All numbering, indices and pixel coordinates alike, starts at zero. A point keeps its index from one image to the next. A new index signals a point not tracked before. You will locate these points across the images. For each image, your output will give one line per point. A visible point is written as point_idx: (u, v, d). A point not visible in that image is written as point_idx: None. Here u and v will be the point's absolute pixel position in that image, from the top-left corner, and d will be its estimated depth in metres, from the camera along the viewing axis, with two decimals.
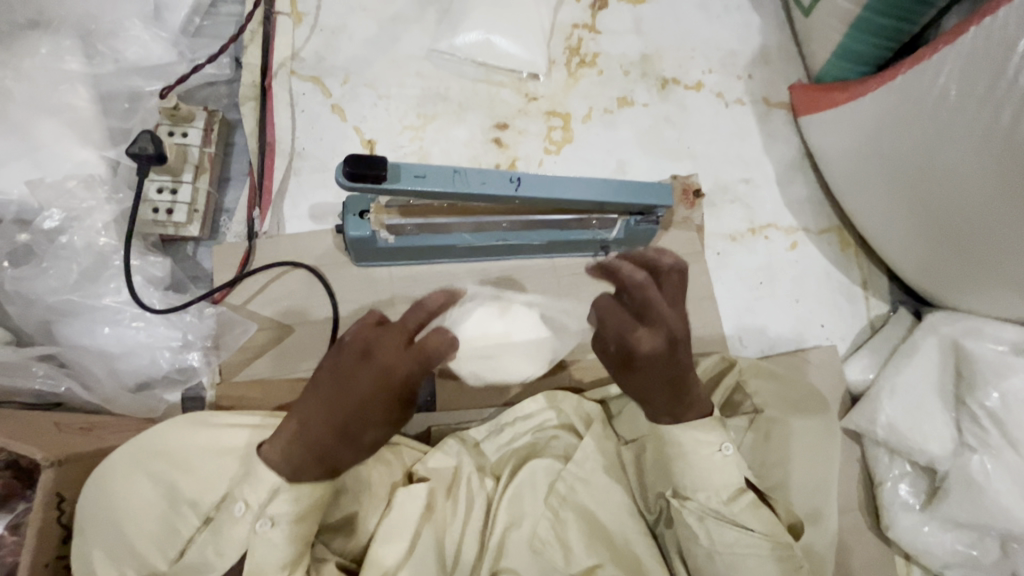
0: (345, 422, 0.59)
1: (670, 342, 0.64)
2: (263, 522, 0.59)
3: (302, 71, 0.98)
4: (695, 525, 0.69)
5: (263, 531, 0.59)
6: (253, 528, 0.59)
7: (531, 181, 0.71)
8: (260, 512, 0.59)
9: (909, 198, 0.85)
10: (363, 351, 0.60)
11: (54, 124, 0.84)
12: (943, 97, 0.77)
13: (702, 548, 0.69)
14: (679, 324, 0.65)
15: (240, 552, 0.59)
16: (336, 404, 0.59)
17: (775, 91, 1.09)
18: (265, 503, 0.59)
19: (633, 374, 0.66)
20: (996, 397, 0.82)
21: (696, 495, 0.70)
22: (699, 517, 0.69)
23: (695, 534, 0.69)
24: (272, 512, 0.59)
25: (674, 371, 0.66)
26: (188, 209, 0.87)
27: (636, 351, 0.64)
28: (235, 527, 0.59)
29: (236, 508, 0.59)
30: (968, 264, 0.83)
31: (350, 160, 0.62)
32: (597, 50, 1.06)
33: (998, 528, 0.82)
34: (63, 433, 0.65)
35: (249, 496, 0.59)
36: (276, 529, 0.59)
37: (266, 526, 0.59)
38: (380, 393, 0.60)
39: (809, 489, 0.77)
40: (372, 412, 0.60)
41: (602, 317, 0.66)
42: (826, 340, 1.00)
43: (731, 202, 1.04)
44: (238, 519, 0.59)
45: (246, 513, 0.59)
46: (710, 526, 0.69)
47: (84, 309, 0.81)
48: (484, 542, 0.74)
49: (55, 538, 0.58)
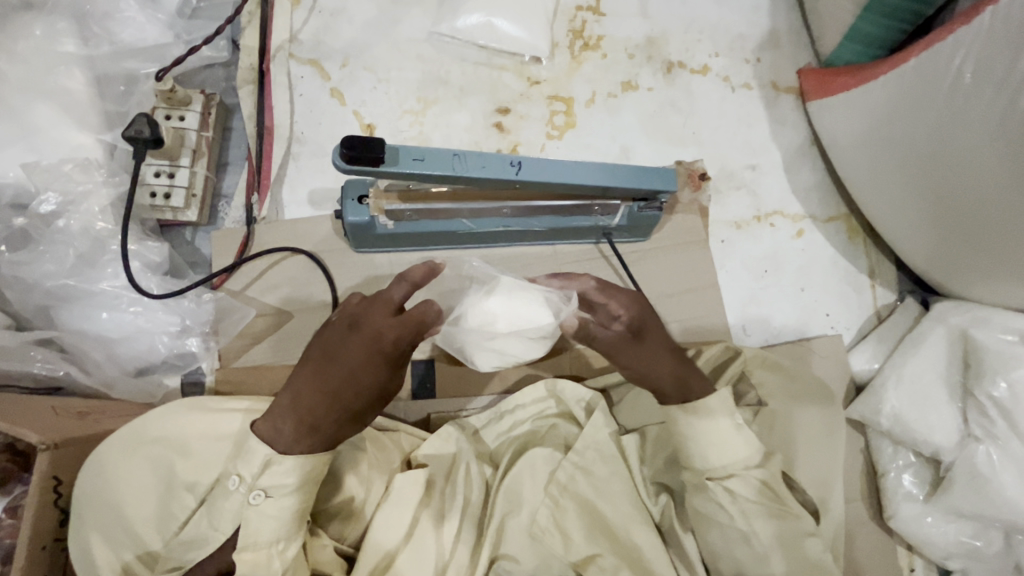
0: (333, 395, 0.59)
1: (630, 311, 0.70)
2: (256, 494, 0.58)
3: (300, 54, 0.96)
4: (731, 509, 0.68)
5: (257, 504, 0.58)
6: (247, 500, 0.58)
7: (533, 164, 0.70)
8: (252, 486, 0.58)
9: (918, 184, 0.84)
10: (351, 323, 0.61)
11: (51, 107, 0.83)
12: (958, 80, 0.74)
13: (737, 530, 0.68)
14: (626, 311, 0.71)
15: (235, 524, 0.59)
16: (323, 377, 0.60)
17: (783, 76, 1.07)
18: (257, 475, 0.59)
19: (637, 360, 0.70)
20: (1004, 387, 0.80)
21: (742, 471, 0.69)
22: (736, 498, 0.68)
23: (733, 517, 0.68)
24: (265, 483, 0.58)
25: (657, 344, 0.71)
26: (186, 194, 0.86)
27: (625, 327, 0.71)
28: (229, 498, 0.59)
29: (230, 482, 0.59)
30: (981, 254, 0.81)
31: (347, 142, 0.61)
32: (601, 33, 1.04)
33: (1003, 520, 0.81)
34: (61, 417, 0.65)
35: (242, 469, 0.59)
36: (261, 508, 0.58)
37: (259, 499, 0.58)
38: (369, 362, 0.60)
39: (814, 473, 0.76)
40: (359, 384, 0.60)
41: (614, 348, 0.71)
42: (831, 329, 0.99)
43: (737, 189, 1.02)
44: (231, 492, 0.59)
45: (240, 486, 0.59)
46: (746, 507, 0.68)
47: (82, 294, 0.80)
48: (483, 529, 0.73)
49: (52, 522, 0.58)
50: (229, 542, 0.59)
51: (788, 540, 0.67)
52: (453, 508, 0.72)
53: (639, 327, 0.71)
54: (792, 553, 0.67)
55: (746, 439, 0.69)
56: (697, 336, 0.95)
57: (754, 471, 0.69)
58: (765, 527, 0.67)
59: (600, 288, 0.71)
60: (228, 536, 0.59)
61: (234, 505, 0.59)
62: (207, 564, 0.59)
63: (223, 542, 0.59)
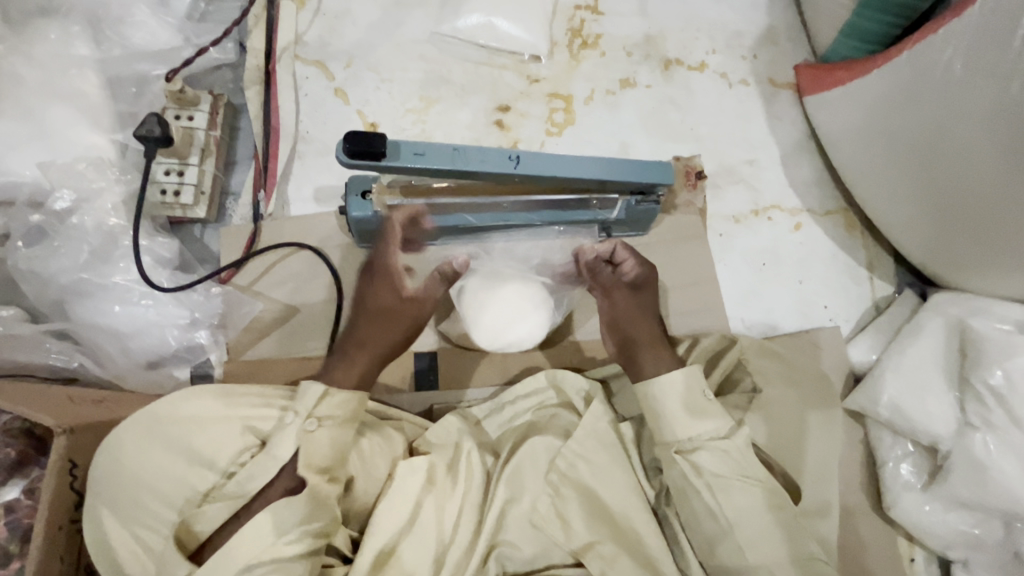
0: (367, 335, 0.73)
1: (639, 269, 0.82)
2: (311, 421, 0.65)
3: (305, 56, 0.99)
4: (698, 481, 0.70)
5: (311, 432, 0.65)
6: (303, 428, 0.65)
7: (530, 158, 0.72)
8: (307, 413, 0.66)
9: (912, 175, 0.85)
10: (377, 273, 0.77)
11: (65, 108, 0.86)
12: (949, 71, 0.76)
13: (704, 504, 0.69)
14: (638, 270, 0.82)
15: (292, 450, 0.64)
16: (364, 317, 0.75)
17: (780, 72, 1.08)
18: (313, 406, 0.66)
19: (631, 307, 0.80)
20: (1000, 375, 0.80)
21: (707, 444, 0.71)
22: (702, 472, 0.70)
23: (698, 489, 0.70)
24: (320, 412, 0.66)
25: (650, 304, 0.81)
26: (194, 191, 0.88)
27: (627, 281, 0.81)
28: (285, 432, 0.65)
29: (287, 417, 0.66)
30: (979, 243, 0.81)
31: (350, 136, 0.64)
32: (600, 31, 1.06)
33: (1003, 509, 0.80)
34: (76, 405, 0.67)
35: (299, 405, 0.66)
36: (314, 436, 0.65)
37: (314, 426, 0.65)
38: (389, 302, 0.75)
39: (799, 457, 0.78)
40: (385, 330, 0.74)
41: (611, 295, 0.81)
42: (830, 321, 0.99)
43: (735, 183, 1.03)
44: (287, 425, 0.65)
45: (296, 417, 0.65)
46: (712, 481, 0.69)
47: (96, 289, 0.82)
48: (484, 516, 0.74)
49: (67, 503, 0.62)
50: (288, 468, 0.64)
51: (784, 525, 0.68)
52: (453, 496, 0.73)
53: (641, 283, 0.81)
54: (761, 529, 0.68)
55: (715, 415, 0.72)
56: (696, 328, 0.96)
57: (721, 443, 0.71)
58: (743, 506, 0.68)
59: (628, 249, 0.82)
60: (284, 462, 0.64)
61: (289, 438, 0.64)
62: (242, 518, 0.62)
63: (280, 469, 0.64)
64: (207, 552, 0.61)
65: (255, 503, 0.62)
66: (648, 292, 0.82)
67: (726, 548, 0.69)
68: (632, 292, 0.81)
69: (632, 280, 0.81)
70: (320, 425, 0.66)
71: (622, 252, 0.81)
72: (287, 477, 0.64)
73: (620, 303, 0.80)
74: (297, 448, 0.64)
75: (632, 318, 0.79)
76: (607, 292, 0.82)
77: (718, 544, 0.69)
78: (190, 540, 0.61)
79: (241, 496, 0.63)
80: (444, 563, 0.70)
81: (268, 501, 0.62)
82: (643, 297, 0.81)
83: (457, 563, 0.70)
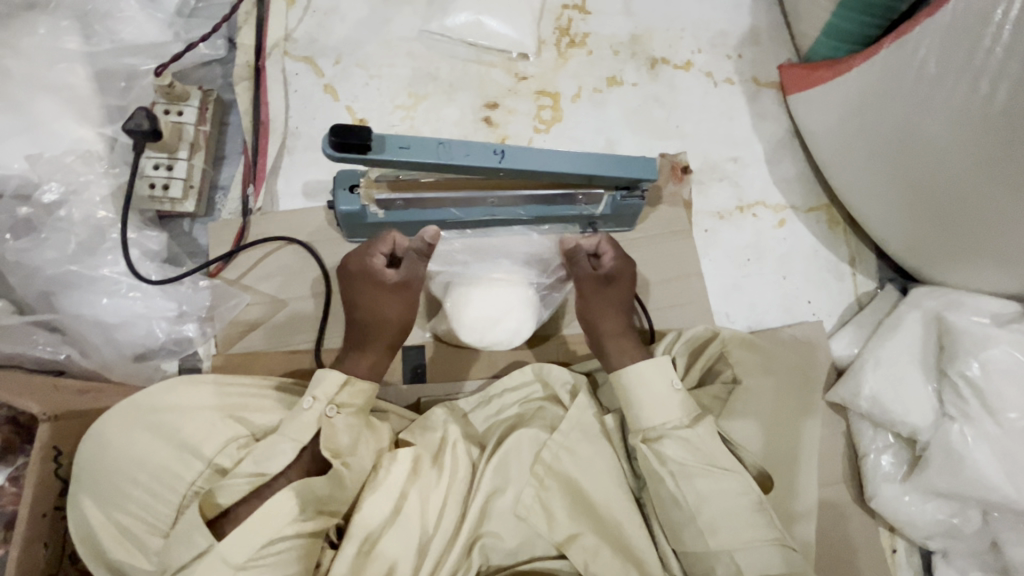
0: (375, 334, 0.76)
1: (621, 263, 0.83)
2: (331, 408, 0.68)
3: (295, 52, 1.00)
4: (663, 468, 0.72)
5: (331, 418, 0.68)
6: (323, 413, 0.67)
7: (515, 153, 0.72)
8: (328, 401, 0.68)
9: (888, 172, 0.87)
10: (357, 273, 0.77)
11: (54, 102, 0.87)
12: (923, 69, 0.78)
13: (668, 492, 0.71)
14: (616, 263, 0.83)
15: (312, 433, 0.66)
16: (359, 313, 0.76)
17: (765, 71, 1.10)
18: (333, 395, 0.68)
19: (600, 298, 0.82)
20: (977, 366, 0.82)
21: (673, 433, 0.73)
22: (667, 461, 0.72)
23: (662, 477, 0.72)
24: (340, 400, 0.69)
25: (625, 296, 0.83)
26: (184, 185, 0.89)
27: (602, 272, 0.83)
28: (304, 416, 0.67)
29: (305, 401, 0.68)
30: (952, 238, 0.83)
31: (335, 129, 0.64)
32: (587, 30, 1.07)
33: (980, 499, 0.82)
34: (61, 392, 0.68)
35: (317, 390, 0.68)
36: (334, 421, 0.68)
37: (334, 412, 0.68)
38: (379, 292, 0.76)
39: (773, 447, 0.81)
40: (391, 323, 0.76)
41: (581, 284, 0.83)
42: (813, 316, 1.01)
43: (720, 180, 1.05)
44: (308, 408, 0.67)
45: (316, 403, 0.68)
46: (675, 469, 0.71)
47: (84, 281, 0.83)
48: (467, 508, 0.74)
49: (52, 491, 0.62)
50: (310, 450, 0.67)
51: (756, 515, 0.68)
52: (438, 487, 0.74)
53: (615, 275, 0.82)
54: (725, 513, 0.69)
55: (680, 403, 0.74)
56: (681, 322, 0.97)
57: (683, 432, 0.73)
58: (706, 492, 0.70)
59: (611, 245, 0.84)
60: (303, 444, 0.66)
61: (309, 423, 0.67)
62: (239, 511, 0.63)
63: (300, 451, 0.66)
64: (227, 526, 0.62)
65: (277, 480, 0.64)
66: (621, 286, 0.82)
67: (690, 535, 0.70)
68: (603, 284, 0.82)
69: (606, 273, 0.82)
70: (339, 412, 0.68)
71: (606, 246, 0.83)
72: (308, 459, 0.66)
73: (589, 294, 0.82)
74: (318, 430, 0.67)
75: (600, 309, 0.81)
76: (579, 279, 0.83)
77: (684, 531, 0.70)
78: (211, 511, 0.62)
79: (263, 474, 0.64)
80: (427, 553, 0.71)
81: (289, 481, 0.65)
82: (615, 289, 0.82)
83: (440, 553, 0.71)
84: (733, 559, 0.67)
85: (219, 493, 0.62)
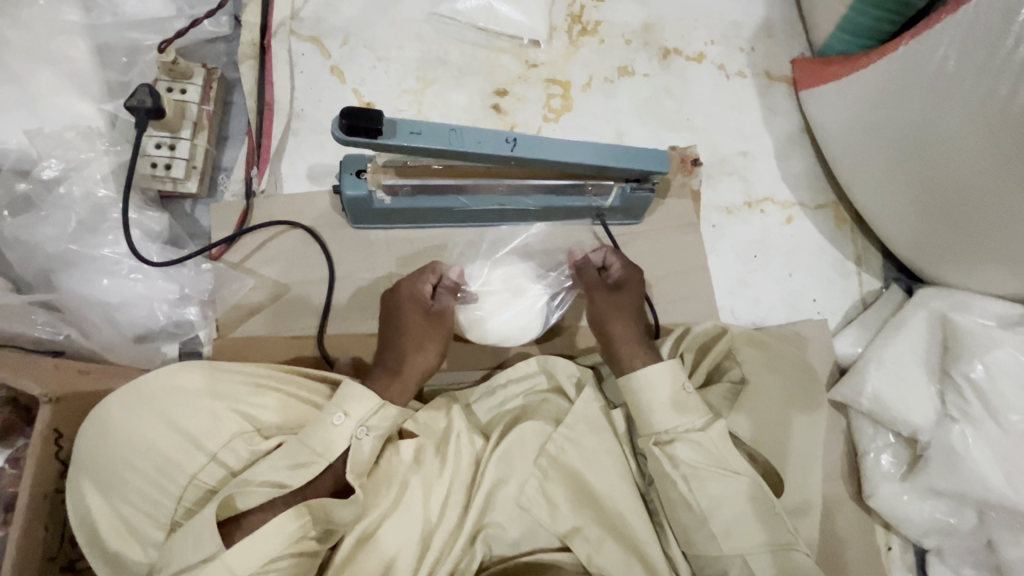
0: (411, 357, 0.74)
1: (627, 267, 0.85)
2: (362, 430, 0.67)
3: (301, 31, 0.98)
4: (674, 472, 0.72)
5: (360, 439, 0.66)
6: (354, 435, 0.66)
7: (528, 141, 0.71)
8: (359, 423, 0.66)
9: (902, 170, 0.86)
10: (400, 297, 0.78)
11: (54, 76, 0.84)
12: (942, 67, 0.77)
13: (679, 493, 0.72)
14: (621, 271, 0.85)
15: (340, 452, 0.66)
16: (401, 330, 0.75)
17: (777, 65, 1.08)
18: (367, 415, 0.67)
19: (619, 306, 0.81)
20: (981, 369, 0.83)
21: (684, 438, 0.73)
22: (678, 463, 0.72)
23: (673, 479, 0.72)
24: (368, 417, 0.67)
25: (638, 301, 0.83)
26: (186, 165, 0.87)
27: (611, 282, 0.84)
28: (334, 433, 0.65)
29: (336, 417, 0.66)
30: (963, 239, 0.83)
31: (346, 112, 0.63)
32: (599, 18, 1.05)
33: (978, 499, 0.83)
34: (63, 373, 0.67)
35: (349, 408, 0.66)
36: (361, 424, 0.67)
37: (364, 434, 0.67)
38: (420, 315, 0.76)
39: (778, 450, 0.79)
40: (431, 349, 0.75)
41: (597, 300, 0.82)
42: (818, 314, 1.01)
43: (729, 174, 1.04)
44: (338, 426, 0.65)
45: (347, 421, 0.66)
46: (687, 472, 0.72)
47: (84, 260, 0.81)
48: (471, 497, 0.74)
49: (53, 475, 0.61)
50: (336, 467, 0.66)
51: (769, 529, 0.69)
52: (442, 477, 0.74)
53: (623, 282, 0.84)
54: (738, 521, 0.70)
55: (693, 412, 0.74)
56: (685, 317, 0.97)
57: (699, 442, 0.73)
58: (717, 497, 0.70)
59: (613, 251, 0.86)
60: (331, 462, 0.65)
61: (339, 440, 0.65)
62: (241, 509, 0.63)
63: (326, 468, 0.65)
64: (236, 533, 0.61)
65: (297, 495, 0.64)
66: (632, 292, 0.83)
67: (701, 537, 0.71)
68: (614, 290, 0.83)
69: (614, 281, 0.84)
70: (368, 434, 0.67)
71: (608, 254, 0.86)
72: (333, 477, 0.66)
73: (603, 301, 0.81)
74: (346, 449, 0.66)
75: (622, 318, 0.80)
76: (592, 293, 0.83)
77: (695, 534, 0.71)
78: (227, 512, 0.61)
79: (285, 486, 0.64)
80: (430, 545, 0.70)
81: (308, 497, 0.65)
82: (626, 295, 0.82)
83: (443, 544, 0.71)
84: (746, 562, 0.69)
85: (238, 498, 0.62)
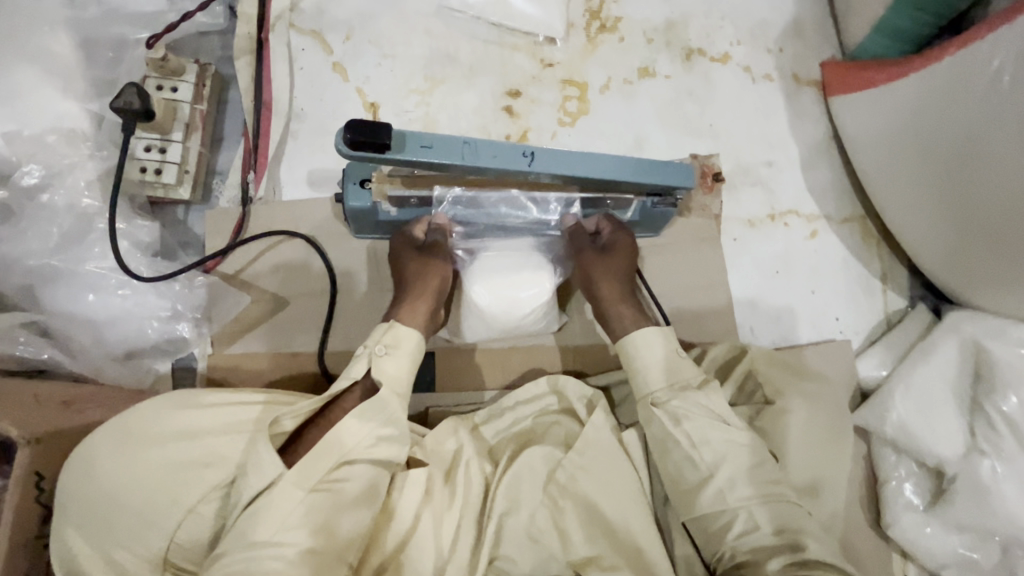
0: (413, 291, 0.74)
1: (616, 229, 0.79)
2: (381, 348, 0.67)
3: (301, 24, 0.92)
4: (676, 433, 0.69)
5: (381, 357, 0.66)
6: (374, 355, 0.66)
7: (546, 155, 0.66)
8: (377, 342, 0.67)
9: (940, 187, 0.81)
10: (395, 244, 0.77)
11: (35, 73, 0.78)
12: (995, 82, 0.71)
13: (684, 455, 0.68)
14: (609, 233, 0.79)
15: (364, 370, 0.66)
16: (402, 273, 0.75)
17: (805, 67, 1.02)
18: (382, 335, 0.68)
19: (608, 268, 0.77)
20: (1014, 402, 0.80)
21: (682, 395, 0.70)
22: (681, 423, 0.69)
23: (677, 439, 0.68)
24: (374, 449, 0.63)
25: (630, 262, 0.79)
26: (178, 170, 0.82)
27: (599, 244, 0.79)
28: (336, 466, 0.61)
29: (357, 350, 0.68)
30: (1004, 265, 0.77)
31: (350, 125, 0.58)
32: (620, 14, 0.99)
33: (1004, 533, 0.80)
34: (43, 408, 0.62)
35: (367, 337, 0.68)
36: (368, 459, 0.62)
37: (384, 351, 0.67)
38: (415, 255, 0.75)
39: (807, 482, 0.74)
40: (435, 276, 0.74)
41: (586, 265, 0.77)
42: (840, 334, 0.96)
43: (752, 185, 0.99)
44: (358, 355, 0.67)
45: (365, 348, 0.67)
46: (693, 436, 0.68)
47: (65, 274, 0.75)
48: (480, 530, 0.70)
49: (34, 518, 0.58)
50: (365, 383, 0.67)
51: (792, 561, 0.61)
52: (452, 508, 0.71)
53: (613, 245, 0.78)
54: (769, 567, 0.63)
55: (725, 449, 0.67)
56: (703, 336, 0.92)
57: None
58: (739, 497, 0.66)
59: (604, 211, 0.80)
60: (357, 378, 0.66)
61: (362, 361, 0.66)
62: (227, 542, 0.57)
63: (354, 382, 0.66)
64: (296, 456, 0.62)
65: (334, 411, 0.64)
66: (622, 254, 0.78)
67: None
68: (603, 254, 0.78)
69: (605, 244, 0.79)
70: (388, 353, 0.67)
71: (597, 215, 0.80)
72: (361, 387, 0.67)
73: (594, 268, 0.77)
74: (369, 370, 0.66)
75: (611, 279, 0.78)
76: (580, 257, 0.78)
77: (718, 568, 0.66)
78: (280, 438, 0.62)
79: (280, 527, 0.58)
80: None
81: (346, 409, 0.65)
82: (617, 258, 0.78)
83: None
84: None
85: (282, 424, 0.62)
